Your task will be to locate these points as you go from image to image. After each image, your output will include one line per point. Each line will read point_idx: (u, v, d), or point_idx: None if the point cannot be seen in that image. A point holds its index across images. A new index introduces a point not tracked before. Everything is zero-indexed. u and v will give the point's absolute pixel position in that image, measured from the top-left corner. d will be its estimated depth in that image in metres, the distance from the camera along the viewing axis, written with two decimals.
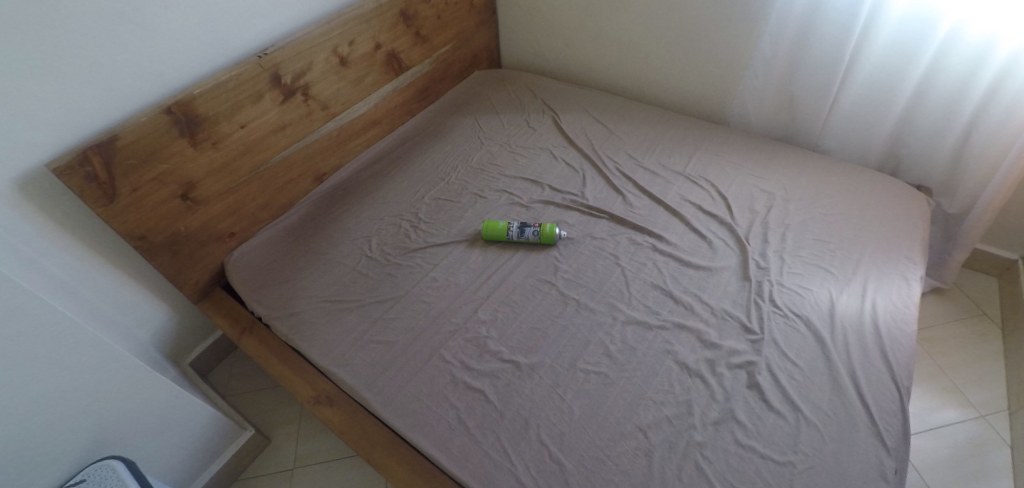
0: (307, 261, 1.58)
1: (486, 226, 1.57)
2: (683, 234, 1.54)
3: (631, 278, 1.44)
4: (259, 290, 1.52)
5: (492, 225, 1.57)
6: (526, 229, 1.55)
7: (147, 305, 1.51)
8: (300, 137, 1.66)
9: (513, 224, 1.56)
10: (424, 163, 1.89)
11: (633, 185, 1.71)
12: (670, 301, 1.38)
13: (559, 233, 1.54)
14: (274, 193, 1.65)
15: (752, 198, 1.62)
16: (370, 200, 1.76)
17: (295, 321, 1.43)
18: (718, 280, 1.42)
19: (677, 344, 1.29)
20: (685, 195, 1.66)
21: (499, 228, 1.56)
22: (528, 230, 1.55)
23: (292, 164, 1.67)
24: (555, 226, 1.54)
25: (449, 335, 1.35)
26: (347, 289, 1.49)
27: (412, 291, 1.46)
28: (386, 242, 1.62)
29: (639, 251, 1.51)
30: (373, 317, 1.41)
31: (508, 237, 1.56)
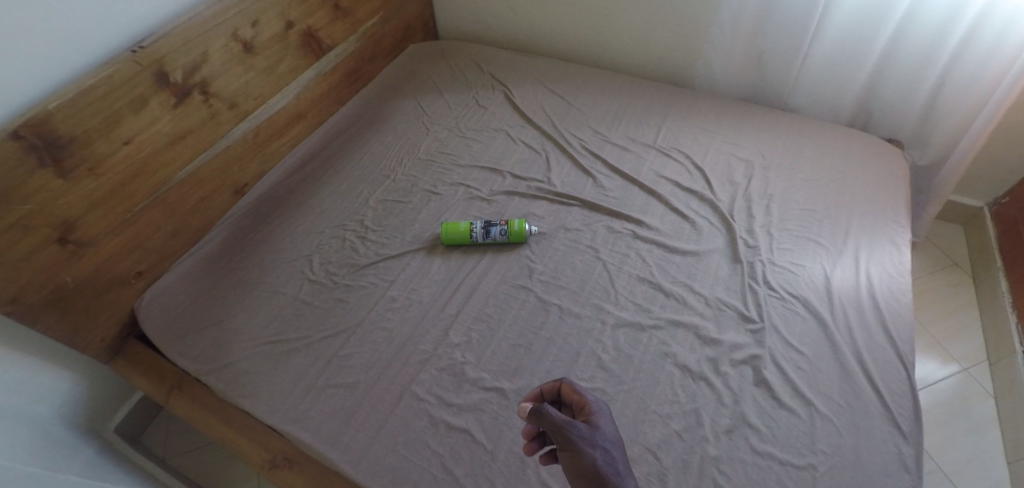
0: (238, 294, 1.36)
1: (445, 228, 1.37)
2: (664, 216, 1.40)
3: (616, 273, 1.29)
4: (185, 338, 1.30)
5: (452, 226, 1.37)
6: (491, 228, 1.36)
7: (42, 374, 1.25)
8: (206, 146, 1.40)
9: (476, 224, 1.37)
10: (361, 160, 1.66)
11: (603, 165, 1.55)
12: (660, 295, 1.25)
13: (529, 229, 1.36)
14: (186, 217, 1.40)
15: (730, 169, 1.51)
16: (305, 211, 1.53)
17: (233, 370, 1.22)
18: (707, 265, 1.30)
19: (676, 345, 1.17)
20: (660, 171, 1.51)
21: (460, 230, 1.36)
22: (494, 229, 1.36)
23: (201, 180, 1.41)
24: (524, 221, 1.36)
25: (420, 365, 1.17)
26: (291, 323, 1.28)
27: (369, 317, 1.26)
28: (331, 260, 1.40)
29: (620, 240, 1.36)
30: (328, 356, 1.21)
31: (472, 239, 1.37)
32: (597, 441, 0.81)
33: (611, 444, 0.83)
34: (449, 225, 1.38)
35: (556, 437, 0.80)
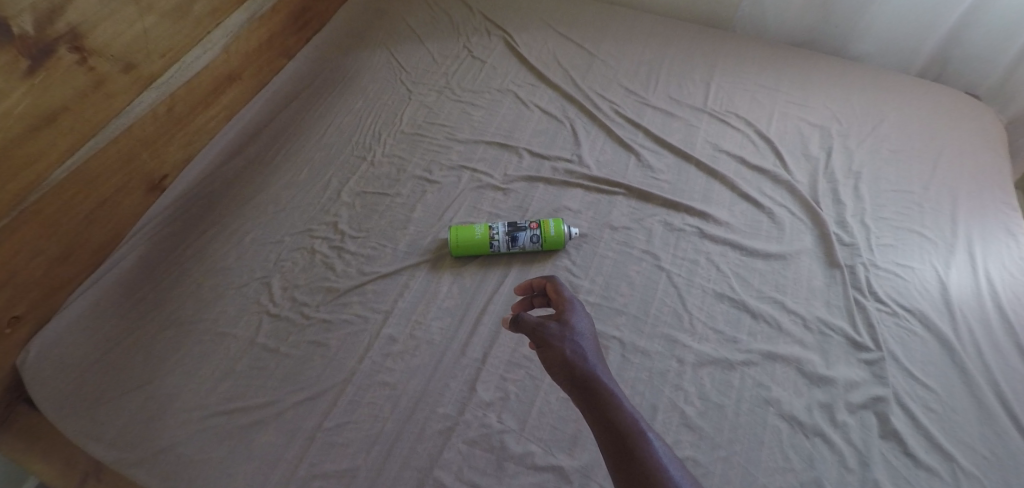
0: (170, 338, 0.99)
1: (454, 234, 1.02)
2: (732, 206, 1.09)
3: (686, 288, 0.98)
4: (96, 407, 0.92)
5: (464, 233, 1.02)
6: (519, 234, 1.02)
7: None
8: (96, 128, 0.99)
9: (497, 228, 1.03)
10: (325, 138, 1.29)
11: (645, 135, 1.21)
12: (747, 317, 0.96)
13: (568, 232, 1.03)
14: (80, 230, 1.01)
15: (803, 139, 1.20)
16: (254, 209, 1.17)
17: (172, 456, 0.85)
18: (797, 271, 1.01)
19: (775, 385, 0.89)
20: (717, 143, 1.19)
21: (477, 239, 1.02)
22: (523, 235, 1.02)
23: (96, 177, 1.01)
24: (562, 222, 1.03)
25: (442, 439, 0.84)
26: (250, 381, 0.93)
27: (361, 368, 0.92)
28: (298, 283, 1.04)
29: (685, 240, 1.04)
30: (308, 430, 0.87)
31: (493, 248, 1.03)
32: (569, 334, 0.74)
33: (588, 340, 0.75)
34: (459, 229, 1.03)
35: (525, 336, 0.74)
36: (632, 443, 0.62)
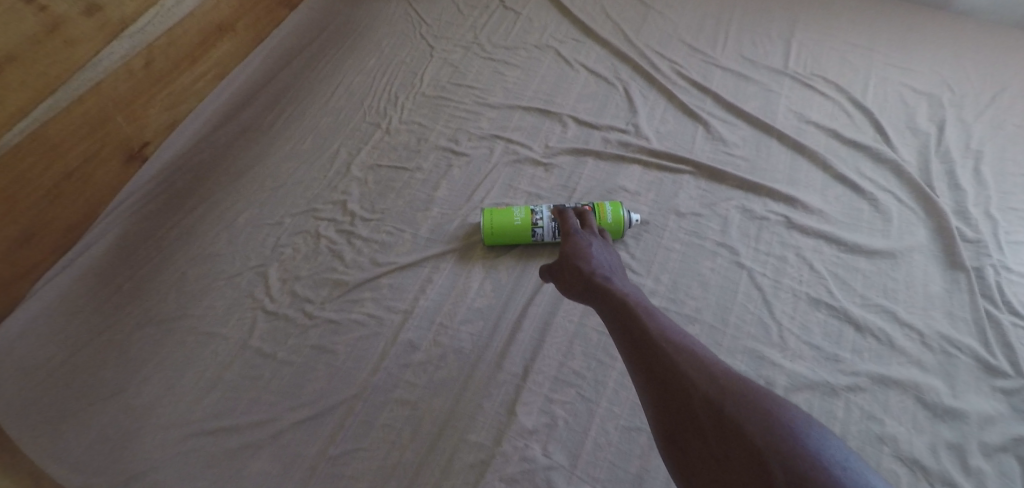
0: (149, 339, 0.83)
1: (488, 222, 0.85)
2: (824, 189, 0.89)
3: (772, 291, 0.80)
4: (58, 421, 0.76)
5: (501, 221, 0.85)
6: None
7: None
8: (55, 83, 0.82)
9: (541, 212, 0.85)
10: (332, 101, 1.10)
11: (715, 101, 1.00)
12: (850, 330, 0.77)
13: (629, 219, 0.83)
14: (47, 208, 0.85)
15: (909, 109, 0.99)
16: (250, 184, 1.00)
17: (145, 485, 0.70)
18: (910, 271, 0.82)
19: (889, 418, 0.71)
20: (803, 113, 0.98)
21: (515, 227, 0.84)
22: None
23: (61, 144, 0.85)
24: (622, 207, 0.83)
25: (473, 476, 0.68)
26: (241, 395, 0.77)
27: (374, 382, 0.76)
28: (300, 274, 0.87)
29: (769, 230, 0.85)
30: (310, 459, 0.71)
31: (534, 237, 0.85)
32: (579, 250, 0.69)
33: (605, 257, 0.69)
34: (495, 217, 0.85)
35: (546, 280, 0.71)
36: (641, 333, 0.56)
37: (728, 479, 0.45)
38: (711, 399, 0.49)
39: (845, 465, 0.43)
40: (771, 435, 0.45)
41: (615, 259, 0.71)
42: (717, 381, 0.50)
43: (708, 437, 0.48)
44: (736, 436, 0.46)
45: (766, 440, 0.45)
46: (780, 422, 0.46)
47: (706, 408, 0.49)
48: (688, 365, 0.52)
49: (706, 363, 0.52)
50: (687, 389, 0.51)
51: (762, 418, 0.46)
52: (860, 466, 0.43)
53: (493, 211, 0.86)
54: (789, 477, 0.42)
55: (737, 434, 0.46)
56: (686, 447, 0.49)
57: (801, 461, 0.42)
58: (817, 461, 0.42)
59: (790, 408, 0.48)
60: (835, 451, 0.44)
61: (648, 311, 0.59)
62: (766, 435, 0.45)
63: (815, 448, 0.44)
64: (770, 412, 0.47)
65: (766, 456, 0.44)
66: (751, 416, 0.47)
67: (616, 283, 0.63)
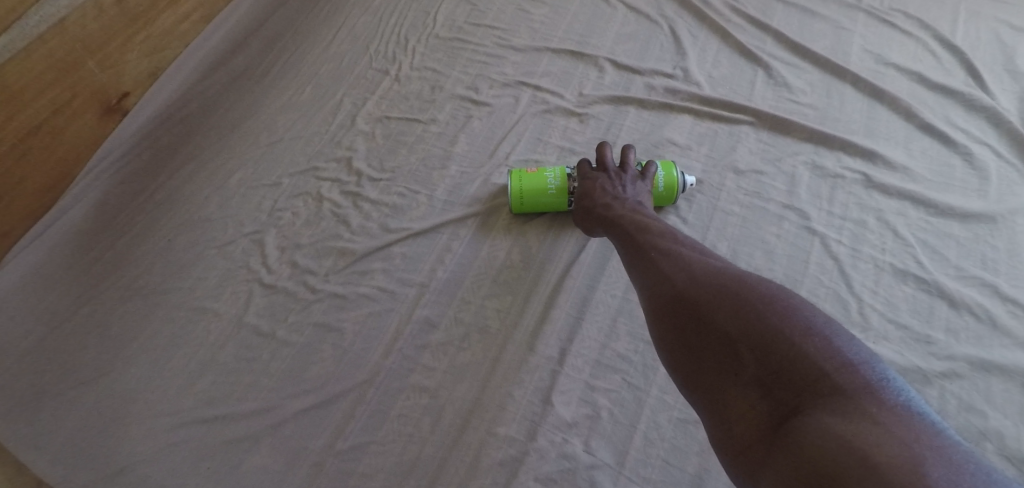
0: (133, 314, 0.74)
1: (517, 190, 0.72)
2: (907, 142, 0.76)
3: (850, 261, 0.68)
4: (37, 404, 0.67)
5: (532, 189, 0.72)
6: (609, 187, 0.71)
7: None
8: (8, 18, 0.69)
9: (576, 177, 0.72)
10: (333, 46, 1.00)
11: (777, 41, 0.86)
12: (942, 305, 0.66)
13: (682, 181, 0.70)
14: (12, 172, 0.73)
15: (1007, 48, 0.84)
16: (245, 141, 0.89)
17: (134, 480, 0.62)
18: (1015, 237, 0.69)
19: (993, 410, 0.59)
20: (881, 53, 0.84)
21: (549, 197, 0.72)
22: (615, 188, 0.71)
23: (19, 95, 0.72)
24: (672, 168, 0.70)
25: (504, 474, 0.58)
26: (236, 379, 0.67)
27: (388, 366, 0.66)
28: (301, 241, 0.77)
29: (844, 191, 0.73)
30: (316, 454, 0.62)
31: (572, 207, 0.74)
32: (591, 182, 0.65)
33: (628, 185, 0.65)
34: (526, 183, 0.72)
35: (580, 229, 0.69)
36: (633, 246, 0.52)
37: (706, 369, 0.40)
38: (684, 290, 0.43)
39: (816, 325, 0.36)
40: (736, 312, 0.39)
41: (640, 184, 0.65)
42: (694, 271, 0.44)
43: (681, 328, 0.43)
44: (708, 322, 0.41)
45: (732, 320, 0.39)
46: (748, 294, 0.40)
47: (677, 297, 0.44)
48: (667, 263, 0.47)
49: (685, 256, 0.47)
50: (662, 286, 0.46)
51: (728, 296, 0.40)
52: (835, 325, 0.37)
53: (522, 174, 0.73)
54: (755, 354, 0.36)
55: (705, 319, 0.41)
56: (663, 343, 0.44)
57: (763, 331, 0.37)
58: (778, 329, 0.36)
59: (762, 281, 0.41)
60: (809, 312, 0.37)
61: (644, 224, 0.54)
62: (731, 313, 0.39)
63: (783, 313, 0.37)
64: (736, 288, 0.40)
65: (733, 336, 0.38)
66: (718, 295, 0.41)
67: (621, 208, 0.59)
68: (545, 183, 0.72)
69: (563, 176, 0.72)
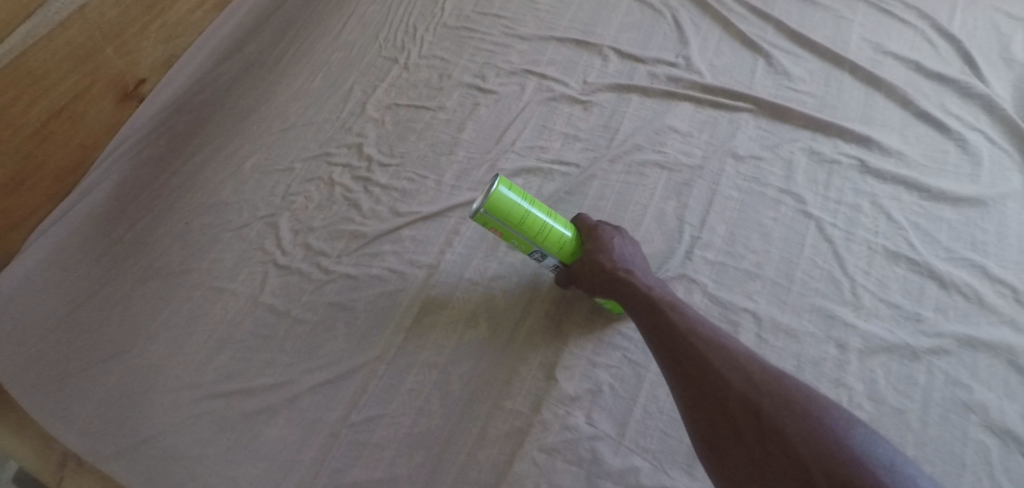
0: (154, 294, 0.77)
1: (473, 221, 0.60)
2: (903, 128, 0.79)
3: (845, 244, 0.71)
4: (63, 380, 0.71)
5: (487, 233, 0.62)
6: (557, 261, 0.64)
7: None
8: (32, 6, 0.71)
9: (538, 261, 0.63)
10: (343, 35, 1.02)
11: (778, 29, 0.88)
12: (932, 286, 0.68)
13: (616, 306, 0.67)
14: (32, 156, 0.75)
15: (1003, 37, 0.86)
16: (256, 127, 0.92)
17: (157, 451, 0.65)
18: (1002, 220, 0.72)
19: (977, 385, 0.62)
20: (880, 42, 0.86)
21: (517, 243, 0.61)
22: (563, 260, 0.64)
23: (43, 81, 0.74)
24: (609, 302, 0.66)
25: (510, 445, 0.62)
26: (253, 355, 0.70)
27: (399, 342, 0.69)
28: (312, 224, 0.80)
29: (840, 176, 0.75)
30: (331, 425, 0.65)
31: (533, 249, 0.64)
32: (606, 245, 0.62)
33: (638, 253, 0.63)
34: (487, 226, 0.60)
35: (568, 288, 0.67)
36: (668, 334, 0.52)
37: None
38: (750, 405, 0.46)
39: (892, 468, 0.39)
40: (815, 446, 0.41)
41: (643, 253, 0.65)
42: (758, 386, 0.47)
43: (747, 444, 0.45)
44: (779, 444, 0.43)
45: (810, 451, 0.41)
46: (824, 427, 0.43)
47: (743, 413, 0.46)
48: (723, 365, 0.49)
49: (742, 363, 0.49)
50: (723, 396, 0.47)
51: (804, 425, 0.43)
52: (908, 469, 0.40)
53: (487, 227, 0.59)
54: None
55: (778, 443, 0.43)
56: (722, 454, 0.46)
57: (845, 468, 0.39)
58: (860, 469, 0.39)
59: (833, 416, 0.44)
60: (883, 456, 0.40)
61: (683, 311, 0.54)
62: (811, 448, 0.41)
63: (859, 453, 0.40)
64: (811, 420, 0.43)
65: (809, 465, 0.41)
66: (793, 422, 0.43)
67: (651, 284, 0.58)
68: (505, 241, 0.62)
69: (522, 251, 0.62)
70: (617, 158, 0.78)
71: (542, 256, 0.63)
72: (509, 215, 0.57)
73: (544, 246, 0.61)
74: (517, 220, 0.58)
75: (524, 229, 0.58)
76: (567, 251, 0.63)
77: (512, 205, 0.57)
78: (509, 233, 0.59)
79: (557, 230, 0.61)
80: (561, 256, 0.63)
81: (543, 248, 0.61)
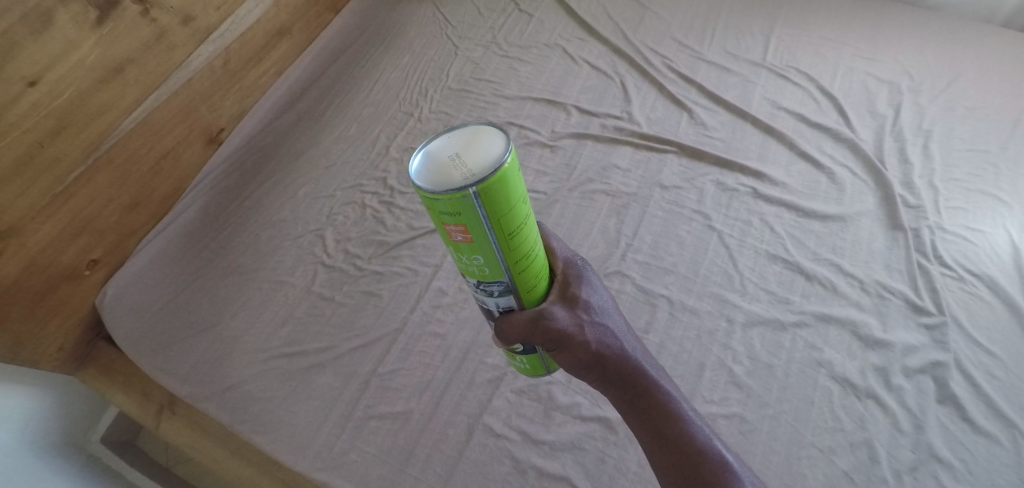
0: (232, 286, 1.04)
1: (424, 199, 0.43)
2: (789, 165, 1.06)
3: (738, 249, 0.97)
4: (168, 348, 0.98)
5: (435, 223, 0.45)
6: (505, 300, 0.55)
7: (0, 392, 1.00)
8: (159, 80, 1.04)
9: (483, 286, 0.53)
10: (371, 93, 1.33)
11: (699, 91, 1.17)
12: (801, 279, 0.94)
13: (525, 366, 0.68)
14: (146, 183, 1.06)
15: (869, 95, 1.14)
16: (306, 164, 1.21)
17: (239, 394, 0.91)
18: (857, 232, 0.98)
19: (828, 348, 0.87)
20: (776, 100, 1.14)
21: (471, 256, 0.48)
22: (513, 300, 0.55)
23: (159, 131, 1.06)
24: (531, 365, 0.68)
25: (491, 388, 0.87)
26: (308, 328, 0.97)
27: (412, 318, 0.96)
28: (349, 236, 1.07)
29: (738, 200, 1.02)
30: (364, 375, 0.91)
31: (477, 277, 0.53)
32: (587, 308, 0.62)
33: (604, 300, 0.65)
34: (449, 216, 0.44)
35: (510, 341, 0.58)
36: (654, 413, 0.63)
37: None
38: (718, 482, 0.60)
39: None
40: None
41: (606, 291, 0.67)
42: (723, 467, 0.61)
43: None
44: None
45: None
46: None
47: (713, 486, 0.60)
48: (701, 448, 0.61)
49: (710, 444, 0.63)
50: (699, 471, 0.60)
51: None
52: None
53: (452, 216, 0.43)
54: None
55: None
56: None
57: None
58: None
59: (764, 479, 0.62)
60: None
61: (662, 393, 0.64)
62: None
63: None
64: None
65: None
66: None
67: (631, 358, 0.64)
68: (452, 243, 0.48)
69: (468, 265, 0.50)
70: (574, 188, 1.06)
71: (499, 289, 0.53)
72: (494, 212, 0.43)
73: (508, 269, 0.50)
74: (503, 229, 0.45)
75: (503, 238, 0.46)
76: (534, 293, 0.56)
77: (505, 198, 0.43)
78: (478, 239, 0.45)
79: (529, 262, 0.52)
80: (520, 291, 0.54)
81: (504, 273, 0.51)
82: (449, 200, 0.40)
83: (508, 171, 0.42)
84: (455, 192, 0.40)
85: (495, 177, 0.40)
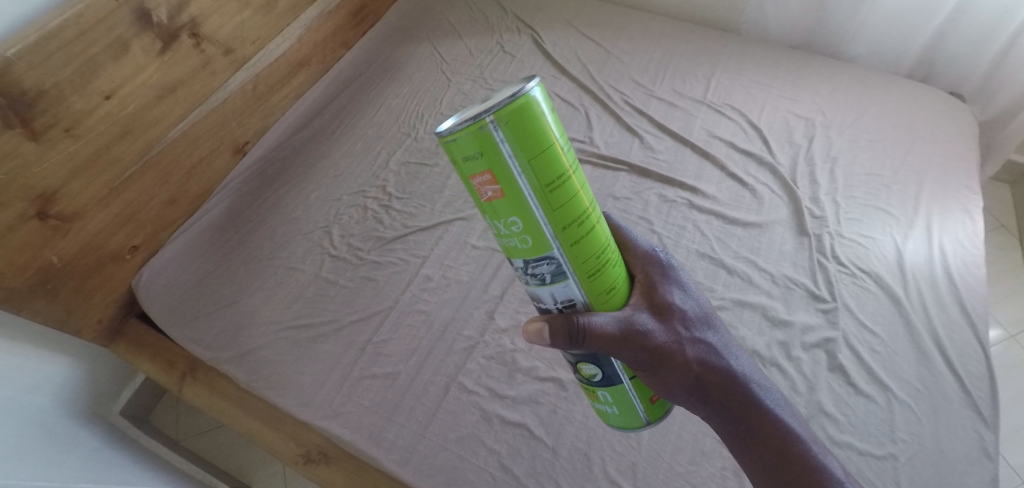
0: (251, 272, 1.23)
1: (455, 152, 0.53)
2: (719, 182, 1.28)
3: (674, 247, 1.18)
4: (195, 321, 1.16)
5: (472, 182, 0.55)
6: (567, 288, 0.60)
7: (46, 358, 1.16)
8: (201, 99, 1.26)
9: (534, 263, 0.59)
10: (375, 117, 1.55)
11: (649, 122, 1.41)
12: (723, 272, 1.14)
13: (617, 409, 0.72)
14: (182, 183, 1.26)
15: (789, 129, 1.38)
16: (317, 174, 1.42)
17: (255, 358, 1.09)
18: (771, 237, 1.19)
19: (742, 327, 1.07)
20: (712, 130, 1.38)
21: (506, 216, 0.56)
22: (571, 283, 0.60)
23: (196, 140, 1.27)
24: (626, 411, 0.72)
25: (466, 354, 1.06)
26: (314, 306, 1.16)
27: (403, 299, 1.15)
28: (353, 233, 1.27)
29: (676, 209, 1.23)
30: (361, 343, 1.09)
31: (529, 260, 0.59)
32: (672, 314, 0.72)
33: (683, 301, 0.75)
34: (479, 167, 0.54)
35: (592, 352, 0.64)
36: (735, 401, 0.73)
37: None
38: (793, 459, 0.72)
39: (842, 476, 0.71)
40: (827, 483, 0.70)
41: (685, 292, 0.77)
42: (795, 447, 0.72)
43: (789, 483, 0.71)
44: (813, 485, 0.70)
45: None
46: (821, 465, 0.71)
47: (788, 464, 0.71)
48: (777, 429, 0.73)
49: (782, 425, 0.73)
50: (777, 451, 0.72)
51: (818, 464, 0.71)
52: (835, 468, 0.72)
53: (481, 156, 0.52)
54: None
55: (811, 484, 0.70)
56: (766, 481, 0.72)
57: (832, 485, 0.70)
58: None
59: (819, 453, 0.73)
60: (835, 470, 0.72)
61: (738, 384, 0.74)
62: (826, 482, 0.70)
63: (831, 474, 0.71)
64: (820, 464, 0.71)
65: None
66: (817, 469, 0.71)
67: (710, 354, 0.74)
68: (488, 206, 0.56)
69: (511, 232, 0.57)
70: None
71: (548, 266, 0.58)
72: (523, 149, 0.52)
73: (550, 235, 0.56)
74: (535, 175, 0.53)
75: (535, 183, 0.53)
76: (603, 282, 0.62)
77: (528, 138, 0.52)
78: (504, 186, 0.53)
79: (576, 231, 0.57)
80: (573, 272, 0.59)
81: (550, 242, 0.56)
82: (469, 131, 0.50)
83: (529, 108, 0.51)
84: (475, 123, 0.50)
85: (508, 105, 0.50)
